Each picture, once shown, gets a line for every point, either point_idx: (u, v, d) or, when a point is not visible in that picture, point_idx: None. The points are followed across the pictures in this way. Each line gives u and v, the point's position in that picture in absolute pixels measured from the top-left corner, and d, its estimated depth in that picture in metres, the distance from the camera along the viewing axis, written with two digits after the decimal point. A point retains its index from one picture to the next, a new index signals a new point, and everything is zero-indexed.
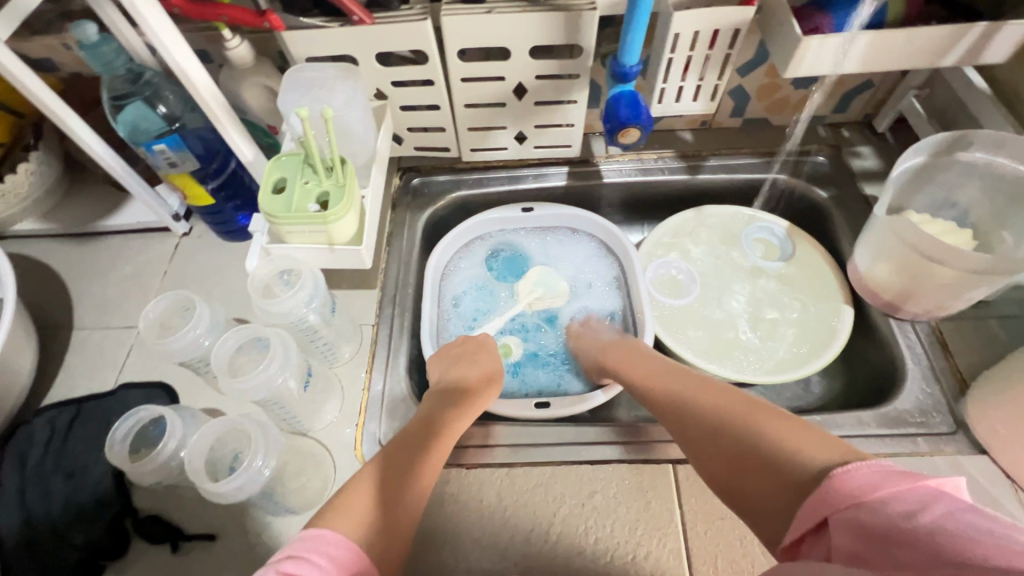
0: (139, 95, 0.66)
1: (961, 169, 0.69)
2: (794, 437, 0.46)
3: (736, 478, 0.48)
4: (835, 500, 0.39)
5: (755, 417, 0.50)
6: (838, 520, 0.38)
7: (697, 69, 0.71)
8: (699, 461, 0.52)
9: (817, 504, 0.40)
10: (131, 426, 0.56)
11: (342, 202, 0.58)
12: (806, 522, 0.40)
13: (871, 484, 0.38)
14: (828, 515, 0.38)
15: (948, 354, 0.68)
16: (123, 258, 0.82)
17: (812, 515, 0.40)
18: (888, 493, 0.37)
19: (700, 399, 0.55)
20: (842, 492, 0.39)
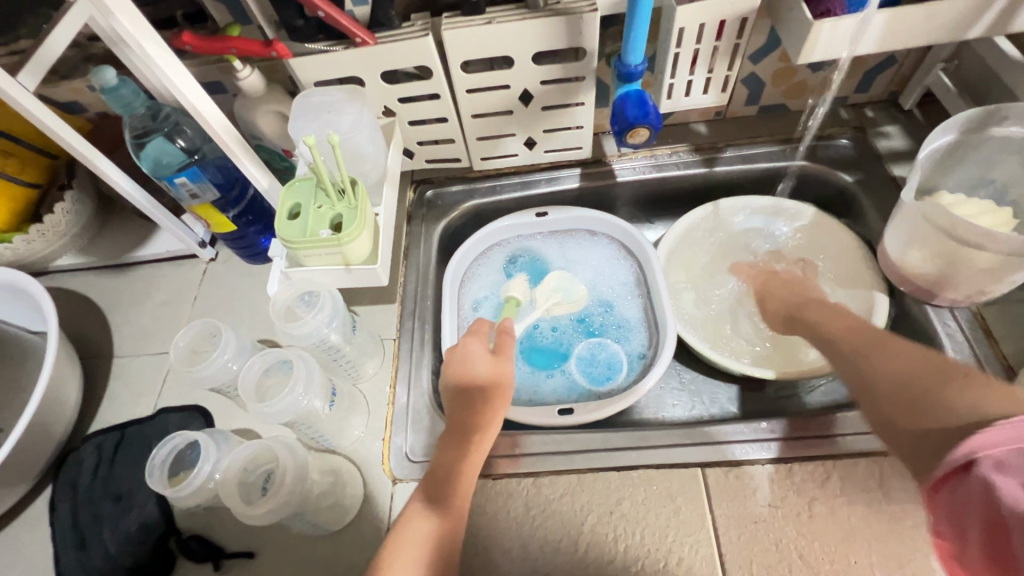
0: (159, 131, 0.68)
1: (996, 145, 0.65)
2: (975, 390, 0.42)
3: (900, 415, 0.46)
4: (991, 442, 0.35)
5: (929, 373, 0.46)
6: (987, 460, 0.35)
7: (705, 61, 0.69)
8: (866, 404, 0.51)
9: (968, 444, 0.36)
10: (168, 452, 0.58)
11: (355, 223, 0.59)
12: (952, 461, 0.37)
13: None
14: (976, 453, 0.35)
15: (991, 341, 0.65)
16: (156, 286, 0.86)
17: (957, 454, 0.36)
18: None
19: (876, 355, 0.52)
20: (996, 437, 0.35)
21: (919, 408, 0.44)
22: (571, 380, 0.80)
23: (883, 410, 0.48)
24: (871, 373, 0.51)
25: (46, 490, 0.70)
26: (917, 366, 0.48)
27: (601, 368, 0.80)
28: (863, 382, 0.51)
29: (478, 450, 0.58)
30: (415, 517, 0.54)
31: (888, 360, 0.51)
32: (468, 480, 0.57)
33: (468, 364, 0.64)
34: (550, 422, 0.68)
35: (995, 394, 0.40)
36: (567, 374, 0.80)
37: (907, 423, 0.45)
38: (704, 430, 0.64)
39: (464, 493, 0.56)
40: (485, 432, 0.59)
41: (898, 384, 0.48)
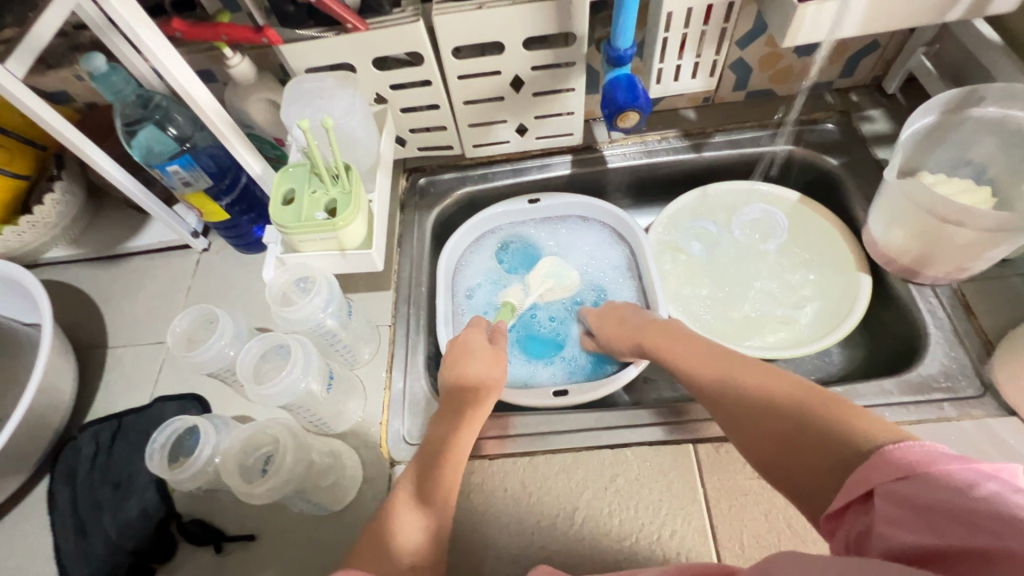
0: (150, 119, 0.68)
1: (975, 126, 0.67)
2: (838, 415, 0.44)
3: (787, 461, 0.45)
4: (884, 472, 0.37)
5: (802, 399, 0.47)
6: (884, 493, 0.37)
7: (693, 45, 0.70)
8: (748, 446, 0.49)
9: (868, 473, 0.38)
10: (169, 436, 0.58)
11: (349, 208, 0.60)
12: (852, 491, 0.38)
13: (925, 459, 0.36)
14: (875, 486, 0.37)
15: (971, 316, 0.67)
16: (150, 277, 0.86)
17: (857, 485, 0.38)
18: (943, 471, 0.35)
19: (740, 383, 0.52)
20: (893, 463, 0.37)
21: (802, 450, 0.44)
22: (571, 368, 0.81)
23: (764, 451, 0.47)
24: (732, 400, 0.52)
25: (43, 480, 0.70)
26: (784, 392, 0.49)
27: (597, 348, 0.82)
28: (726, 409, 0.52)
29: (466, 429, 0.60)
30: (400, 504, 0.54)
31: (756, 389, 0.51)
32: (457, 458, 0.58)
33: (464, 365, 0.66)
34: (544, 403, 0.70)
35: (861, 421, 0.42)
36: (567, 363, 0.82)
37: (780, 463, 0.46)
38: (696, 407, 0.65)
39: (452, 486, 0.57)
40: (478, 412, 0.62)
41: (760, 407, 0.49)
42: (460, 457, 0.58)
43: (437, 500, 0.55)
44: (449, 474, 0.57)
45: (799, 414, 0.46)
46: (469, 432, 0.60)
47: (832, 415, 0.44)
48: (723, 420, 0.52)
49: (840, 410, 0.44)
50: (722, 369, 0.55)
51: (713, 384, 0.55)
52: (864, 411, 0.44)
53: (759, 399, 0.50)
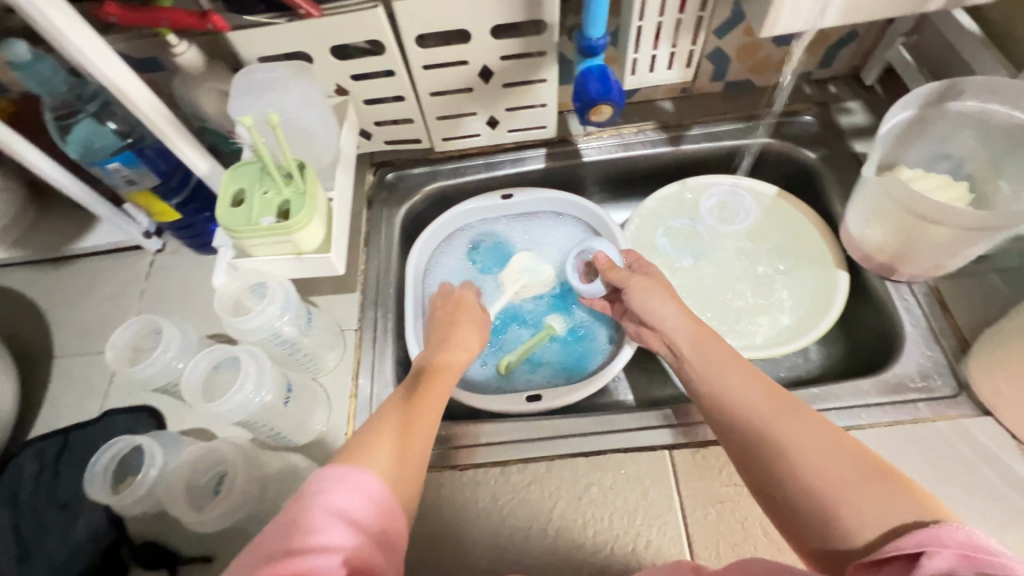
0: (86, 112, 0.63)
1: (954, 120, 0.65)
2: (885, 479, 0.42)
3: (818, 508, 0.42)
4: (939, 540, 0.35)
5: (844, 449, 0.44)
6: (935, 555, 0.34)
7: (669, 35, 0.67)
8: (775, 478, 0.46)
9: (919, 536, 0.36)
10: (110, 458, 0.54)
11: (304, 210, 0.56)
12: (898, 547, 0.36)
13: (986, 544, 0.34)
14: (926, 546, 0.34)
15: (947, 314, 0.66)
16: (99, 280, 0.81)
17: (907, 544, 0.36)
18: (1001, 561, 0.32)
19: (774, 413, 0.49)
20: (949, 539, 0.34)
21: (841, 501, 0.41)
22: (553, 372, 0.78)
23: (791, 488, 0.44)
24: (763, 428, 0.48)
25: None
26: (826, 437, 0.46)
27: (571, 348, 0.80)
28: (755, 436, 0.49)
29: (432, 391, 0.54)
30: (371, 439, 0.45)
31: (795, 425, 0.47)
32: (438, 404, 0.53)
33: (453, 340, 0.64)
34: (517, 409, 0.67)
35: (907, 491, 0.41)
36: (547, 366, 0.79)
37: (807, 504, 0.43)
38: (671, 412, 0.64)
39: (425, 447, 0.47)
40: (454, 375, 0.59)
41: (794, 441, 0.46)
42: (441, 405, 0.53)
43: (411, 460, 0.45)
44: (420, 425, 0.48)
45: (839, 460, 0.43)
46: (438, 397, 0.53)
47: (877, 478, 0.42)
48: (748, 448, 0.49)
49: (887, 476, 0.42)
50: (752, 392, 0.52)
51: (742, 405, 0.51)
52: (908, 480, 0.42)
53: (795, 431, 0.46)
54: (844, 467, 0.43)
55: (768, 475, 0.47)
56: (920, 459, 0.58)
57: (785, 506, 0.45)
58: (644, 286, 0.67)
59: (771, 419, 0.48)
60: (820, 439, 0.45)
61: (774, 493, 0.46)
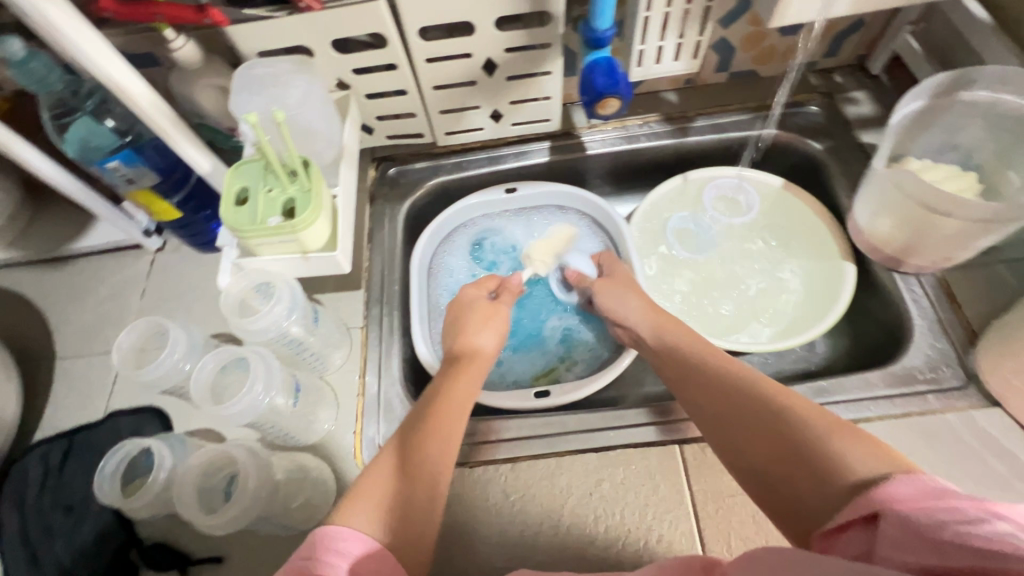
0: (82, 109, 0.62)
1: (963, 110, 0.65)
2: (840, 437, 0.44)
3: (786, 481, 0.44)
4: (891, 496, 0.36)
5: (803, 416, 0.47)
6: (891, 514, 0.35)
7: (676, 25, 0.66)
8: (749, 458, 0.48)
9: (873, 496, 0.37)
10: (119, 461, 0.54)
11: (309, 208, 0.55)
12: (855, 511, 0.38)
13: (934, 491, 0.35)
14: (881, 508, 0.36)
15: (955, 306, 0.66)
16: (99, 280, 0.80)
17: (862, 507, 0.37)
18: (950, 506, 0.33)
19: (739, 392, 0.52)
20: (903, 493, 0.36)
21: (803, 468, 0.43)
22: (567, 365, 0.78)
23: (764, 467, 0.47)
24: (731, 407, 0.52)
25: None
26: (786, 407, 0.48)
27: (579, 342, 0.79)
28: (727, 415, 0.51)
29: (458, 386, 0.56)
30: (372, 472, 0.46)
31: (757, 402, 0.50)
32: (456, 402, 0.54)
33: (466, 330, 0.65)
34: (526, 406, 0.67)
35: (865, 445, 0.42)
36: (560, 358, 0.79)
37: (778, 479, 0.45)
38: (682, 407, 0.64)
39: (439, 453, 0.49)
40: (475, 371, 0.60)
41: (764, 420, 0.48)
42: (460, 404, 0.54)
43: (415, 486, 0.45)
44: (438, 436, 0.50)
45: (802, 430, 0.45)
46: (459, 400, 0.54)
47: (832, 438, 0.44)
48: (720, 428, 0.52)
49: (843, 433, 0.44)
50: (723, 375, 0.54)
51: (711, 388, 0.54)
52: (867, 435, 0.44)
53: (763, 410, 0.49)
54: (808, 437, 0.45)
55: (742, 455, 0.49)
56: (929, 450, 0.58)
57: (760, 483, 0.47)
58: (609, 284, 0.71)
59: (736, 399, 0.51)
60: (785, 414, 0.47)
61: (749, 470, 0.48)
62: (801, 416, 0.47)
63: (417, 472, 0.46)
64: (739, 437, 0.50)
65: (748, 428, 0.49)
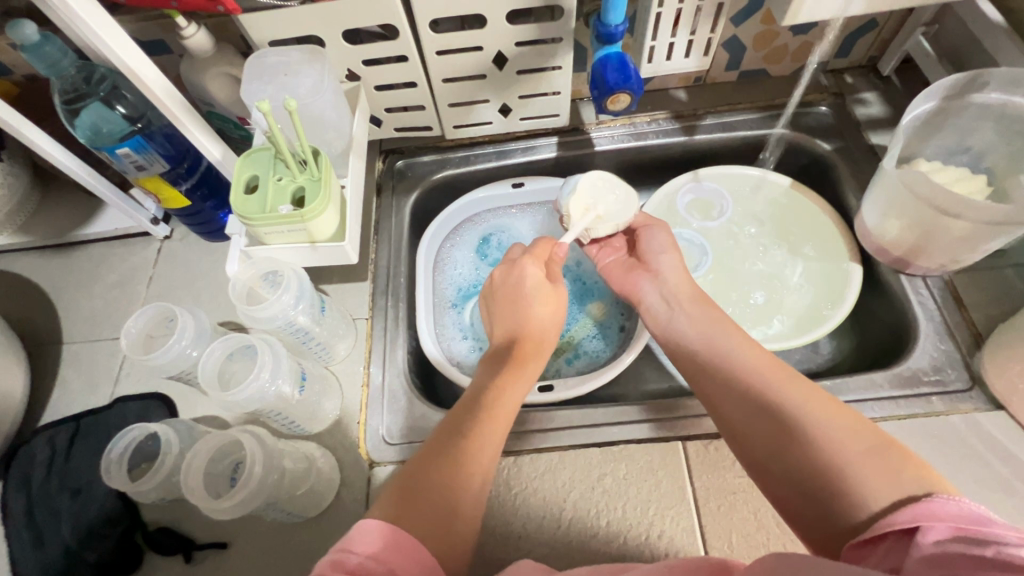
0: (94, 95, 0.62)
1: (976, 112, 0.64)
2: (887, 453, 0.43)
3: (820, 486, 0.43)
4: (932, 514, 0.36)
5: (850, 424, 0.45)
6: (929, 530, 0.35)
7: (688, 22, 0.66)
8: (781, 454, 0.47)
9: (914, 511, 0.37)
10: (125, 447, 0.54)
11: (319, 198, 0.55)
12: (894, 524, 0.37)
13: (979, 517, 0.34)
14: (921, 522, 0.36)
15: (962, 309, 0.66)
16: (106, 266, 0.80)
17: (902, 521, 0.37)
18: (991, 530, 0.33)
19: (781, 387, 0.50)
20: (946, 513, 0.36)
21: (843, 477, 0.42)
22: (571, 359, 0.78)
23: (795, 466, 0.45)
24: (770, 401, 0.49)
25: None
26: (834, 411, 0.46)
27: (584, 336, 0.79)
28: (756, 408, 0.50)
29: (502, 396, 0.52)
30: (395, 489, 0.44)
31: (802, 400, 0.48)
32: (503, 404, 0.52)
33: (521, 314, 0.60)
34: (529, 400, 0.67)
35: (909, 464, 0.41)
36: (565, 351, 0.79)
37: (803, 479, 0.45)
38: (685, 404, 0.64)
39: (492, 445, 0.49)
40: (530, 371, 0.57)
41: (804, 417, 0.47)
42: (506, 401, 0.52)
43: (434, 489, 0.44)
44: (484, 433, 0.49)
45: (842, 433, 0.45)
46: (507, 399, 0.53)
47: (877, 453, 0.43)
48: (747, 422, 0.50)
49: (890, 449, 0.43)
50: (757, 364, 0.53)
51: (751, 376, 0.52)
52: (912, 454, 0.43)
53: (796, 405, 0.48)
54: (847, 439, 0.44)
55: (773, 450, 0.47)
56: (933, 453, 0.58)
57: (780, 483, 0.47)
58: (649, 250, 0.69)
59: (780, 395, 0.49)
60: (824, 415, 0.46)
61: (770, 469, 0.47)
62: (849, 423, 0.45)
63: (450, 471, 0.45)
64: (773, 433, 0.48)
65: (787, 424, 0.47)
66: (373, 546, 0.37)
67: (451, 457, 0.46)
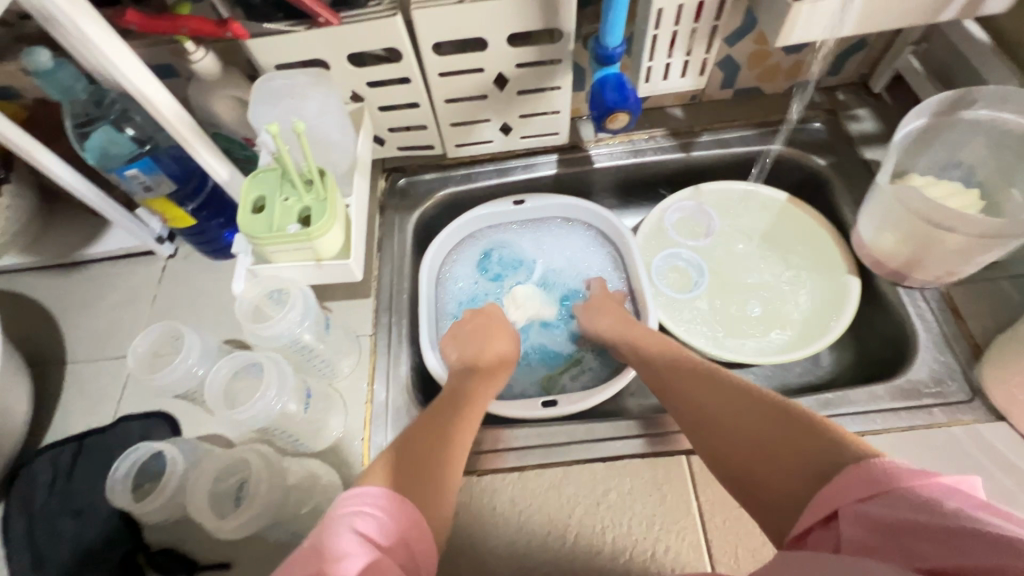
0: (105, 119, 0.63)
1: (965, 128, 0.66)
2: (814, 431, 0.46)
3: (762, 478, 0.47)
4: (849, 489, 0.40)
5: (776, 410, 0.50)
6: (847, 509, 0.39)
7: (684, 43, 0.68)
8: (732, 453, 0.50)
9: (832, 490, 0.40)
10: (130, 466, 0.55)
11: (325, 217, 0.56)
12: (815, 514, 0.41)
13: (892, 475, 0.38)
14: (839, 504, 0.39)
15: (959, 320, 0.67)
16: (111, 285, 0.80)
17: (826, 505, 0.40)
18: (906, 490, 0.37)
19: (716, 390, 0.55)
20: (861, 479, 0.39)
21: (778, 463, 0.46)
22: (575, 374, 0.79)
23: (743, 464, 0.49)
24: (709, 407, 0.54)
25: None
26: (761, 403, 0.51)
27: (588, 352, 0.80)
28: (700, 417, 0.54)
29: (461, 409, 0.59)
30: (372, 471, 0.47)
31: (736, 399, 0.53)
32: (466, 413, 0.59)
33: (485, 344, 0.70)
34: (532, 415, 0.68)
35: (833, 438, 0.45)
36: (569, 367, 0.79)
37: (748, 471, 0.48)
38: None
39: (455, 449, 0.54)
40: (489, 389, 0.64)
41: (740, 416, 0.51)
42: (468, 416, 0.58)
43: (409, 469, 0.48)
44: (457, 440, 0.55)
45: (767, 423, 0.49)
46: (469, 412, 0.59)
47: (807, 433, 0.46)
48: (699, 432, 0.54)
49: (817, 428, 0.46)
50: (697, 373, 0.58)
51: (688, 382, 0.58)
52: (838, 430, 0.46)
53: (729, 403, 0.53)
54: (773, 427, 0.48)
55: (724, 452, 0.51)
56: (936, 465, 0.58)
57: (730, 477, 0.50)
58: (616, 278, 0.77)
59: (716, 401, 0.54)
60: (753, 408, 0.51)
61: (718, 463, 0.51)
62: (778, 411, 0.49)
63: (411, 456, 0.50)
64: (720, 437, 0.52)
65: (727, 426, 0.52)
66: (376, 513, 0.42)
67: (420, 446, 0.52)
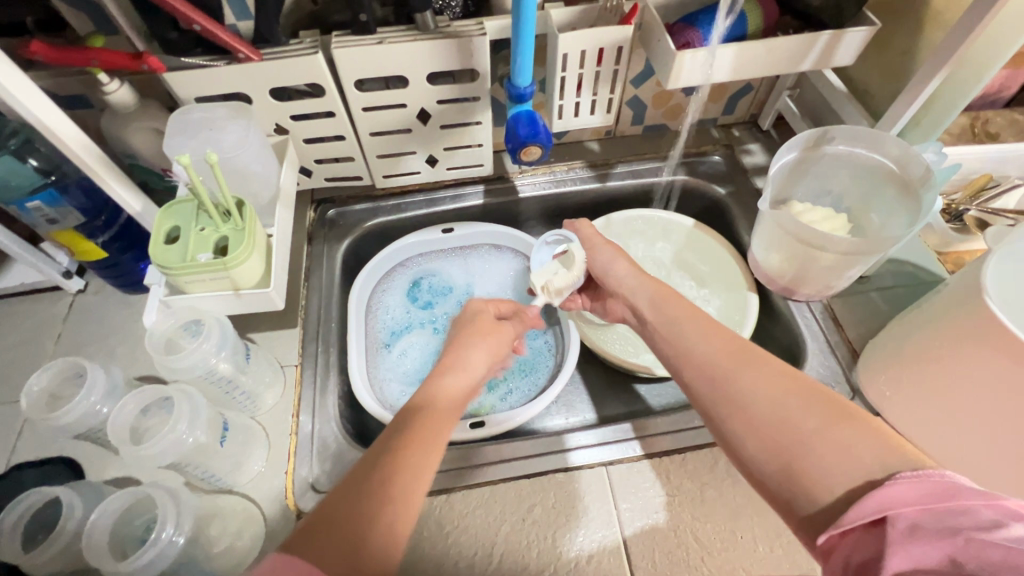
0: (3, 149, 0.60)
1: (831, 161, 0.76)
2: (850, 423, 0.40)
3: (786, 471, 0.40)
4: (899, 499, 0.33)
5: (801, 393, 0.43)
6: (898, 520, 0.33)
7: (590, 85, 0.74)
8: (749, 442, 0.43)
9: (876, 499, 0.34)
10: (19, 515, 0.51)
11: (242, 246, 0.56)
12: (858, 515, 0.34)
13: (951, 492, 0.32)
14: (889, 511, 0.33)
15: (840, 328, 0.75)
16: (9, 324, 0.75)
17: (868, 509, 0.34)
18: (963, 505, 0.32)
19: (736, 368, 0.47)
20: (915, 491, 0.33)
21: (806, 456, 0.40)
22: (505, 395, 0.81)
23: (763, 455, 0.42)
24: (727, 389, 0.46)
25: None
26: (788, 387, 0.44)
27: (517, 375, 0.82)
28: (717, 399, 0.47)
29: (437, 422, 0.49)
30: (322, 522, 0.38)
31: (760, 380, 0.45)
32: (437, 426, 0.48)
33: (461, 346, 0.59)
34: (460, 437, 0.69)
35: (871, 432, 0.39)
36: (499, 388, 0.81)
37: (769, 465, 0.42)
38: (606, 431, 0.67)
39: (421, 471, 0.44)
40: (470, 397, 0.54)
41: (763, 401, 0.44)
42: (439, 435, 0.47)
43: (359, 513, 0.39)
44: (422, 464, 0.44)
45: (799, 405, 0.42)
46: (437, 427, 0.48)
47: (841, 425, 0.40)
48: (713, 415, 0.47)
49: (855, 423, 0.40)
50: (714, 348, 0.50)
51: (705, 358, 0.50)
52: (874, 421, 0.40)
53: (753, 384, 0.45)
54: (802, 414, 0.42)
55: (741, 440, 0.44)
56: None
57: (754, 472, 0.43)
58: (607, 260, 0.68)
59: (737, 381, 0.46)
60: (777, 390, 0.44)
61: (736, 452, 0.45)
62: (804, 396, 0.43)
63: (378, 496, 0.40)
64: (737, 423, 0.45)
65: (746, 410, 0.44)
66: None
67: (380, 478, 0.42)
